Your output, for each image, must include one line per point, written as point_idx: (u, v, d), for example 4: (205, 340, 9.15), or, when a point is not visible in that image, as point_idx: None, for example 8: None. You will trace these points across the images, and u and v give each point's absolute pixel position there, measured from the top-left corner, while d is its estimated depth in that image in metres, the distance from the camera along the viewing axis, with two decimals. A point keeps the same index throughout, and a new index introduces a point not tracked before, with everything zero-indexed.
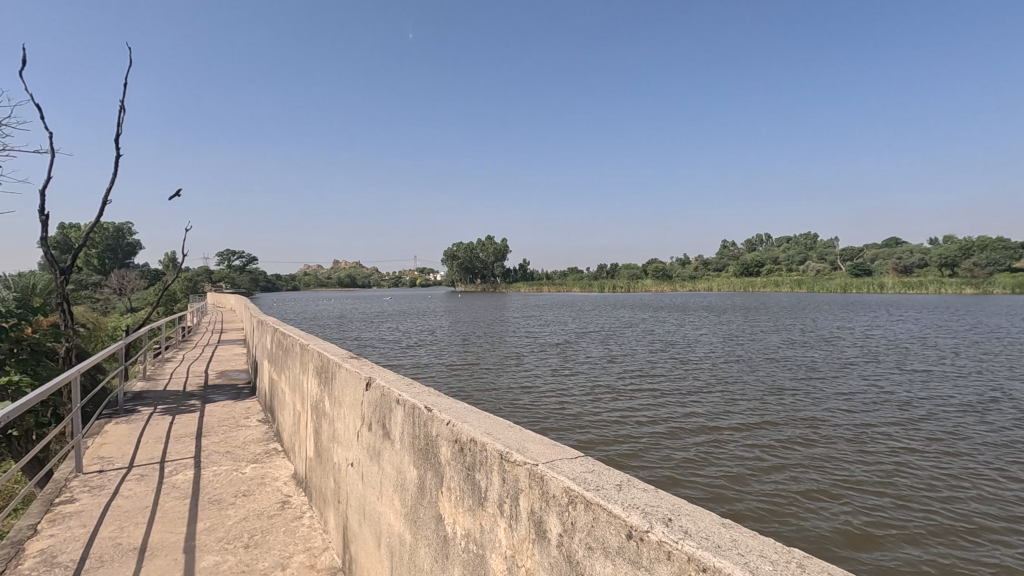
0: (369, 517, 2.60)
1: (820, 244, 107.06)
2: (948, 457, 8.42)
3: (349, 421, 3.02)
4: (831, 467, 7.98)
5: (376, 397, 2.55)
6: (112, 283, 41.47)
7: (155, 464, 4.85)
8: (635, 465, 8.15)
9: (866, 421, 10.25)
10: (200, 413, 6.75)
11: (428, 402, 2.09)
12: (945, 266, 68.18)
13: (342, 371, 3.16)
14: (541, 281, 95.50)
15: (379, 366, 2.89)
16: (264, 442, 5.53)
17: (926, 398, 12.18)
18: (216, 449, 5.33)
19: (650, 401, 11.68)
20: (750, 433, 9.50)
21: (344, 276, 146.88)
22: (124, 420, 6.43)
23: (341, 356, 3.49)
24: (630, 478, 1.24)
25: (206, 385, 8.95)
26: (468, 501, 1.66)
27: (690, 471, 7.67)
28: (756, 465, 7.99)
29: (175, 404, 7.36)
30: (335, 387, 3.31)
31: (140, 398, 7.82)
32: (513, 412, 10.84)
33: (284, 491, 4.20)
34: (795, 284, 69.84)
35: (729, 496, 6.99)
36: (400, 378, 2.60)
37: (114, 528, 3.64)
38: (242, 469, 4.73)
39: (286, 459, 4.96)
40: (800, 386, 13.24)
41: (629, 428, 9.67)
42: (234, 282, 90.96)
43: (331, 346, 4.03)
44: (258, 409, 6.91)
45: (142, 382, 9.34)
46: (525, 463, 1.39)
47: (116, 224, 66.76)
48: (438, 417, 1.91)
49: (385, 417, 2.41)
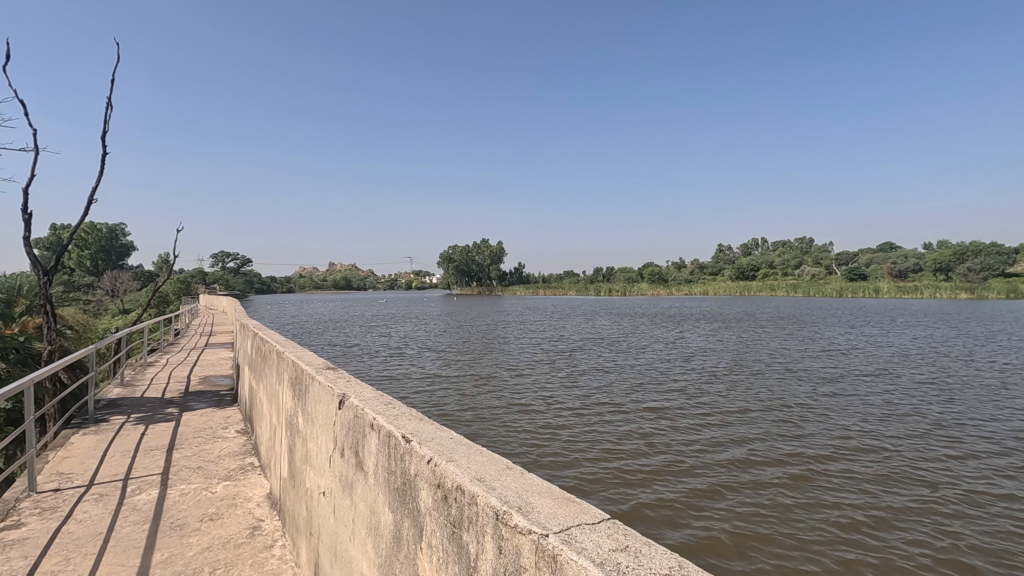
0: (340, 558, 2.21)
1: (817, 248, 107.71)
2: (966, 476, 8.05)
3: (321, 443, 2.61)
4: (844, 486, 7.61)
5: (349, 418, 2.16)
6: (106, 284, 41.11)
7: (117, 483, 4.42)
8: (634, 477, 7.79)
9: (872, 434, 9.91)
10: (176, 423, 6.34)
11: (407, 429, 1.71)
12: (941, 270, 68.41)
13: (315, 385, 2.77)
14: (537, 285, 95.26)
15: (357, 381, 2.50)
16: (240, 457, 5.12)
17: (932, 410, 11.86)
18: (187, 464, 4.92)
19: (650, 412, 11.32)
20: (758, 448, 9.12)
21: (340, 278, 146.82)
22: (93, 430, 6.00)
23: (315, 367, 3.10)
24: (683, 564, 0.90)
25: (186, 392, 8.51)
26: (453, 567, 1.27)
27: (692, 489, 7.31)
28: (765, 485, 7.60)
29: (151, 413, 6.93)
30: (307, 402, 2.92)
31: (115, 405, 7.39)
32: (509, 422, 10.46)
33: (256, 514, 3.80)
34: (791, 288, 69.97)
35: (739, 519, 6.58)
36: (377, 396, 2.22)
37: (58, 559, 3.22)
38: (211, 488, 4.31)
39: (262, 476, 4.54)
40: (803, 397, 12.90)
41: (629, 441, 9.31)
42: (228, 283, 90.53)
43: (307, 354, 3.62)
44: (238, 419, 6.49)
45: (119, 388, 8.88)
46: (530, 531, 1.01)
47: (109, 226, 66.24)
48: (417, 451, 1.54)
49: (358, 443, 2.03)
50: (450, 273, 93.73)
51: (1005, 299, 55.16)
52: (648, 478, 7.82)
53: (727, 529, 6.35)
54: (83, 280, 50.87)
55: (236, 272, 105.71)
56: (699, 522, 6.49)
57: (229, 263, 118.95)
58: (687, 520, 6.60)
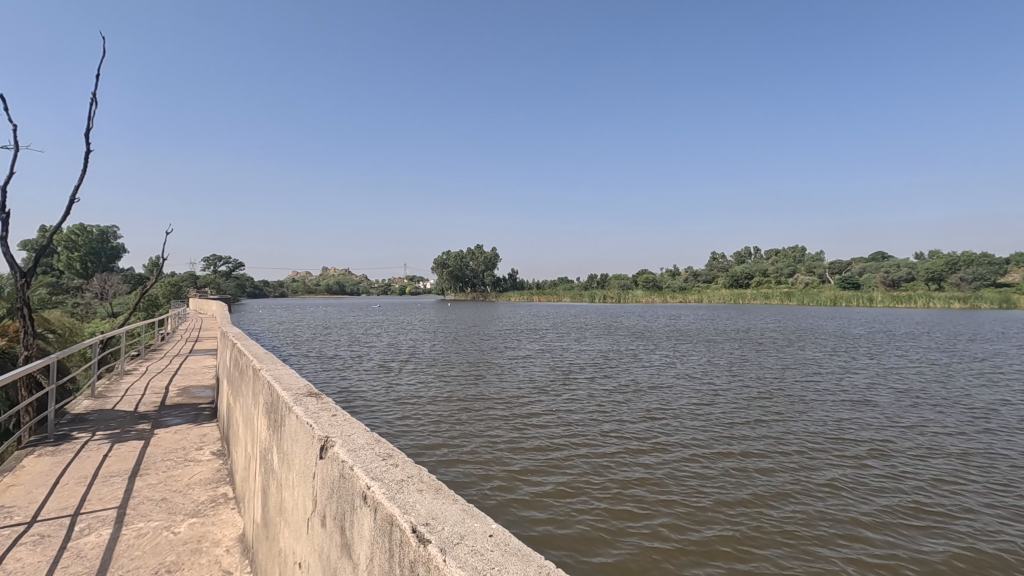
0: None
1: (812, 257, 107.74)
2: (990, 492, 7.63)
3: (297, 496, 2.01)
4: (880, 508, 6.99)
5: (333, 474, 1.57)
6: (95, 286, 39.97)
7: (62, 521, 3.76)
8: (642, 498, 7.22)
9: (886, 450, 9.46)
10: (144, 442, 5.69)
11: (420, 517, 1.13)
12: (932, 280, 68.61)
13: (293, 418, 2.18)
14: (532, 291, 94.42)
15: (347, 419, 1.94)
16: (212, 486, 4.47)
17: (943, 423, 11.44)
18: (150, 495, 4.26)
19: (654, 426, 10.75)
20: (778, 464, 8.52)
21: (333, 284, 146.28)
22: (49, 452, 5.30)
23: (294, 393, 2.49)
24: None
25: (161, 405, 7.77)
26: None
27: (705, 511, 6.80)
28: (780, 502, 7.13)
29: (120, 430, 6.25)
30: (283, 439, 2.31)
31: (81, 421, 6.69)
32: (508, 437, 9.84)
33: (222, 564, 3.18)
34: (785, 297, 69.48)
35: (759, 542, 6.08)
36: (372, 445, 1.65)
37: None
38: (174, 528, 3.68)
39: (235, 513, 3.91)
40: (810, 410, 12.42)
41: (635, 458, 8.77)
42: (219, 287, 88.86)
43: (289, 374, 3.05)
44: (214, 440, 5.84)
45: (90, 400, 8.14)
46: None
47: (100, 227, 65.11)
48: (441, 570, 0.93)
49: (344, 513, 1.44)
50: (442, 279, 92.61)
51: (997, 310, 54.98)
52: (657, 496, 7.26)
53: (746, 553, 5.85)
54: (69, 283, 49.59)
55: (228, 277, 104.13)
56: (716, 545, 5.98)
57: (220, 267, 117.39)
58: (703, 543, 6.06)
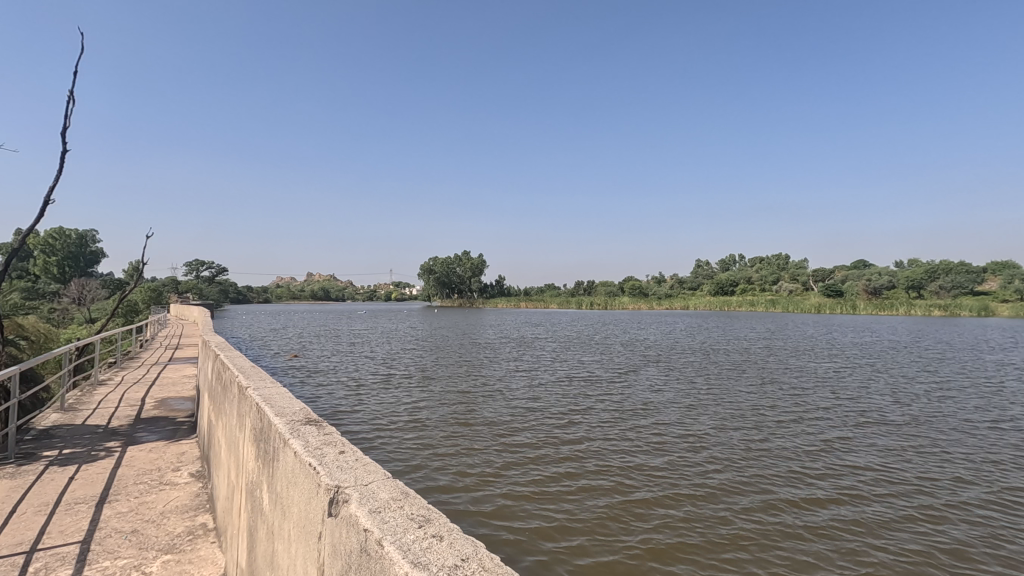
0: None
1: (797, 266, 108.96)
2: (990, 502, 7.55)
3: (295, 556, 1.61)
4: (890, 520, 6.79)
5: (352, 546, 1.19)
6: (71, 292, 38.70)
7: (16, 560, 3.28)
8: (643, 509, 6.94)
9: (887, 459, 9.33)
10: (115, 463, 5.18)
11: None
12: (912, 288, 70.16)
13: (288, 453, 1.79)
14: (518, 298, 94.07)
15: (358, 461, 1.56)
16: (190, 514, 4.01)
17: (940, 432, 11.36)
18: (118, 526, 3.78)
19: (654, 436, 10.47)
20: (780, 475, 8.31)
21: (317, 288, 144.75)
22: (8, 474, 4.77)
23: (289, 421, 2.10)
24: None
25: (137, 420, 7.22)
26: None
27: (709, 522, 6.59)
28: (784, 512, 6.93)
29: (89, 448, 5.72)
30: (276, 478, 1.91)
31: (46, 437, 6.14)
32: (504, 447, 9.46)
33: None
34: (770, 304, 70.12)
35: (767, 554, 5.86)
36: (401, 504, 1.29)
37: None
38: (145, 568, 3.21)
39: (217, 548, 3.47)
40: (809, 420, 12.25)
41: (635, 469, 8.47)
42: (201, 292, 87.17)
43: (282, 395, 2.64)
44: (192, 459, 5.35)
45: (60, 412, 7.55)
46: None
47: (79, 231, 63.59)
48: None
49: None
50: (429, 284, 91.55)
51: (975, 317, 55.89)
52: (660, 508, 7.00)
53: (754, 565, 5.63)
54: (44, 287, 47.98)
55: (210, 282, 102.32)
56: (722, 560, 5.74)
57: (201, 271, 115.47)
58: (710, 555, 5.83)
